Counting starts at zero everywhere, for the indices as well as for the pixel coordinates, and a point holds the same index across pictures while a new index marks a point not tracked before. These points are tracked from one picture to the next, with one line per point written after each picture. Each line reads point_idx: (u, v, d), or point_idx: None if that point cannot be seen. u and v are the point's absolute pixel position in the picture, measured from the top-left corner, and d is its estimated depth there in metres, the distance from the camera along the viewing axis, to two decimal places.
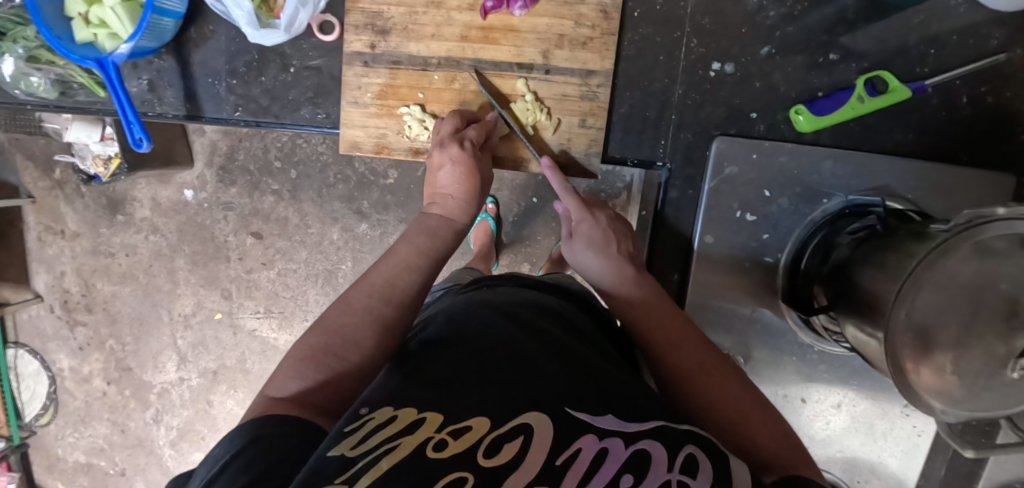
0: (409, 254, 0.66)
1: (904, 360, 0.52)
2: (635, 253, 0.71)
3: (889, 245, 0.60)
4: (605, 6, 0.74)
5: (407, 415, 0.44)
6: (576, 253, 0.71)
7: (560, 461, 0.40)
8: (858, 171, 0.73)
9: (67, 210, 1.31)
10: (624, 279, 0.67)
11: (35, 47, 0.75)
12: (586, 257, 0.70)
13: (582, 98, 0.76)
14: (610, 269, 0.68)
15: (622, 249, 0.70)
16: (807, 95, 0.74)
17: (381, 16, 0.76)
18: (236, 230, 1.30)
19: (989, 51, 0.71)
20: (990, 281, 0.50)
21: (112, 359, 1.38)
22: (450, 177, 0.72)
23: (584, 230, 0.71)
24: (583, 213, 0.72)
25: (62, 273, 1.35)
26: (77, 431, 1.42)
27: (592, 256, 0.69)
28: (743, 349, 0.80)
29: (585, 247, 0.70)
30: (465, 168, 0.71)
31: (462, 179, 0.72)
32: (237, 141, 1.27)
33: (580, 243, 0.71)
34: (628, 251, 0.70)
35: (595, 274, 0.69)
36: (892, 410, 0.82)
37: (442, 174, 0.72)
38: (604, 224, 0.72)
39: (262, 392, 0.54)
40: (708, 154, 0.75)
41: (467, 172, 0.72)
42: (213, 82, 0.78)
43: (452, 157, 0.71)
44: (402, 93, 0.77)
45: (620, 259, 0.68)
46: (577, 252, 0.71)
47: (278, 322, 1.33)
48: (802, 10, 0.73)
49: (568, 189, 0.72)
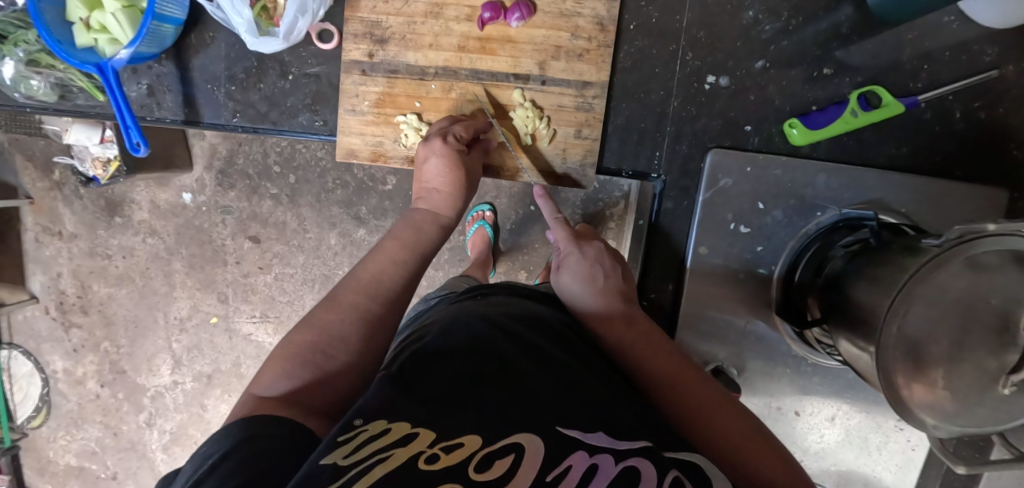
0: (395, 250, 0.67)
1: (897, 374, 0.53)
2: (622, 283, 0.70)
3: (881, 260, 0.60)
4: (601, 19, 0.75)
5: (401, 428, 0.44)
6: (563, 285, 0.71)
7: (550, 477, 0.40)
8: (852, 185, 0.74)
9: (66, 212, 1.31)
10: (611, 307, 0.67)
11: (36, 51, 0.76)
12: (572, 290, 0.69)
13: (577, 110, 0.77)
14: (597, 301, 0.67)
15: (610, 283, 0.69)
16: (801, 108, 0.75)
17: (380, 26, 0.76)
18: (234, 234, 1.30)
19: (981, 67, 0.71)
20: (982, 296, 0.50)
21: (106, 361, 1.38)
22: (437, 170, 0.72)
23: (571, 262, 0.71)
24: (571, 245, 0.73)
25: (59, 274, 1.35)
26: (70, 434, 1.41)
27: (579, 288, 0.69)
28: (737, 361, 0.80)
29: (571, 278, 0.70)
30: (450, 162, 0.72)
31: (449, 173, 0.72)
32: (237, 145, 1.28)
33: (567, 274, 0.71)
34: (616, 282, 0.70)
35: (579, 305, 0.68)
36: (886, 424, 0.82)
37: (428, 167, 0.72)
38: (591, 255, 0.72)
39: (250, 391, 0.54)
40: (702, 166, 0.76)
41: (450, 165, 0.72)
42: (212, 88, 0.78)
43: (435, 151, 0.72)
44: (400, 101, 0.78)
45: (609, 293, 0.68)
46: (564, 282, 0.71)
47: (274, 326, 1.33)
48: (796, 25, 0.73)
49: (560, 220, 0.76)
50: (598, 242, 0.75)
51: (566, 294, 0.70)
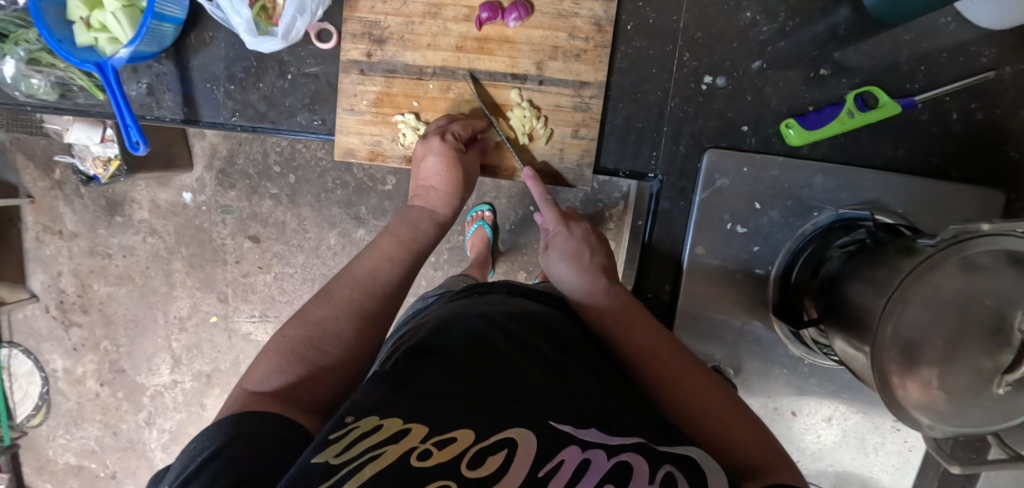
0: (390, 247, 0.67)
1: (891, 374, 0.53)
2: (606, 261, 0.74)
3: (877, 260, 0.60)
4: (599, 19, 0.75)
5: (393, 424, 0.44)
6: (552, 265, 0.73)
7: (542, 473, 0.40)
8: (849, 185, 0.74)
9: (67, 211, 1.32)
10: (597, 287, 0.69)
11: (36, 50, 0.76)
12: (560, 269, 0.72)
13: (575, 110, 0.77)
14: (583, 280, 0.70)
15: (595, 261, 0.72)
16: (798, 109, 0.75)
17: (379, 26, 0.77)
18: (234, 233, 1.31)
19: (978, 68, 0.71)
20: (977, 297, 0.50)
21: (106, 360, 1.38)
22: (434, 168, 0.72)
23: (559, 241, 0.74)
24: (560, 225, 0.74)
25: (59, 273, 1.35)
26: (69, 433, 1.41)
27: (566, 267, 0.71)
28: (734, 361, 0.80)
29: (560, 258, 0.72)
30: (448, 160, 0.72)
31: (445, 171, 0.72)
32: (237, 145, 1.28)
33: (556, 255, 0.73)
34: (601, 259, 0.73)
35: (567, 283, 0.71)
36: (883, 425, 0.82)
37: (425, 165, 0.73)
38: (579, 235, 0.74)
39: (242, 385, 0.54)
40: (699, 166, 0.76)
41: (447, 164, 0.72)
42: (212, 88, 0.79)
43: (432, 149, 0.72)
44: (398, 101, 0.78)
45: (594, 270, 0.71)
46: (552, 262, 0.73)
47: (274, 326, 1.34)
48: (793, 26, 0.74)
49: (549, 201, 0.75)
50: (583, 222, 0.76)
51: (556, 274, 0.73)
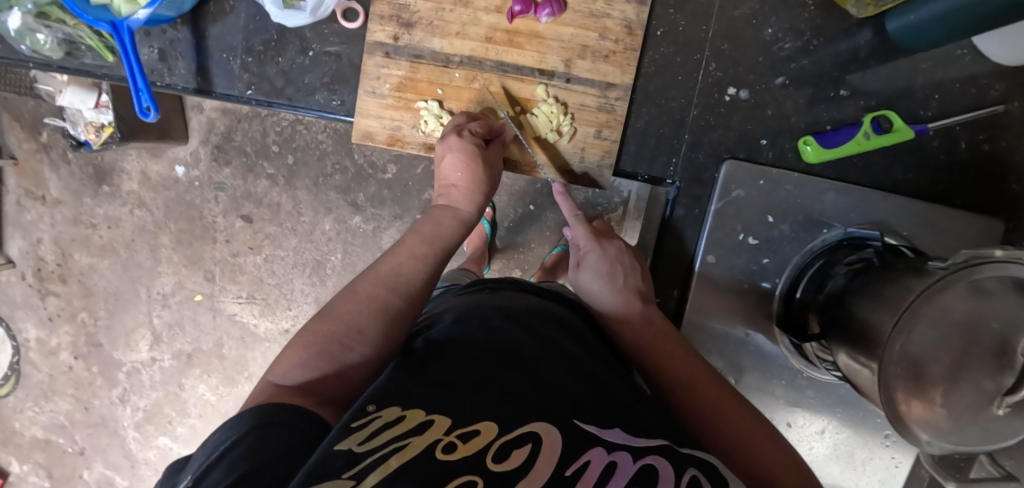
0: (416, 245, 0.66)
1: (896, 390, 0.53)
2: (642, 282, 0.72)
3: (887, 278, 0.61)
4: (630, 22, 0.75)
5: (415, 416, 0.43)
6: (583, 282, 0.72)
7: (569, 472, 0.39)
8: (859, 205, 0.75)
9: (51, 176, 1.28)
10: (632, 313, 0.68)
11: (46, 4, 0.72)
12: (592, 286, 0.71)
13: (599, 110, 0.77)
14: (616, 299, 0.69)
15: (630, 283, 0.71)
16: (816, 127, 0.76)
17: (407, 10, 0.76)
18: (225, 212, 1.28)
19: (988, 101, 0.74)
20: (985, 318, 0.52)
21: (83, 333, 1.34)
22: (453, 166, 0.72)
23: (591, 259, 0.72)
24: (591, 243, 0.74)
25: (39, 241, 1.30)
26: (38, 405, 1.36)
27: (599, 285, 0.70)
28: (734, 371, 0.81)
29: (592, 273, 0.71)
30: (467, 157, 0.71)
31: (465, 167, 0.72)
32: (236, 122, 1.25)
33: (586, 273, 0.72)
34: (635, 281, 0.71)
35: (598, 299, 0.70)
36: (874, 440, 0.84)
37: (444, 164, 0.72)
38: (612, 254, 0.73)
39: (266, 378, 0.53)
40: (716, 176, 0.77)
41: (467, 161, 0.71)
42: (227, 58, 0.77)
43: (452, 147, 0.71)
44: (421, 87, 0.77)
45: (628, 292, 0.69)
46: (584, 281, 0.72)
47: (260, 308, 1.31)
48: (817, 44, 0.75)
49: (579, 217, 0.76)
50: (618, 241, 0.75)
51: (586, 290, 0.72)
